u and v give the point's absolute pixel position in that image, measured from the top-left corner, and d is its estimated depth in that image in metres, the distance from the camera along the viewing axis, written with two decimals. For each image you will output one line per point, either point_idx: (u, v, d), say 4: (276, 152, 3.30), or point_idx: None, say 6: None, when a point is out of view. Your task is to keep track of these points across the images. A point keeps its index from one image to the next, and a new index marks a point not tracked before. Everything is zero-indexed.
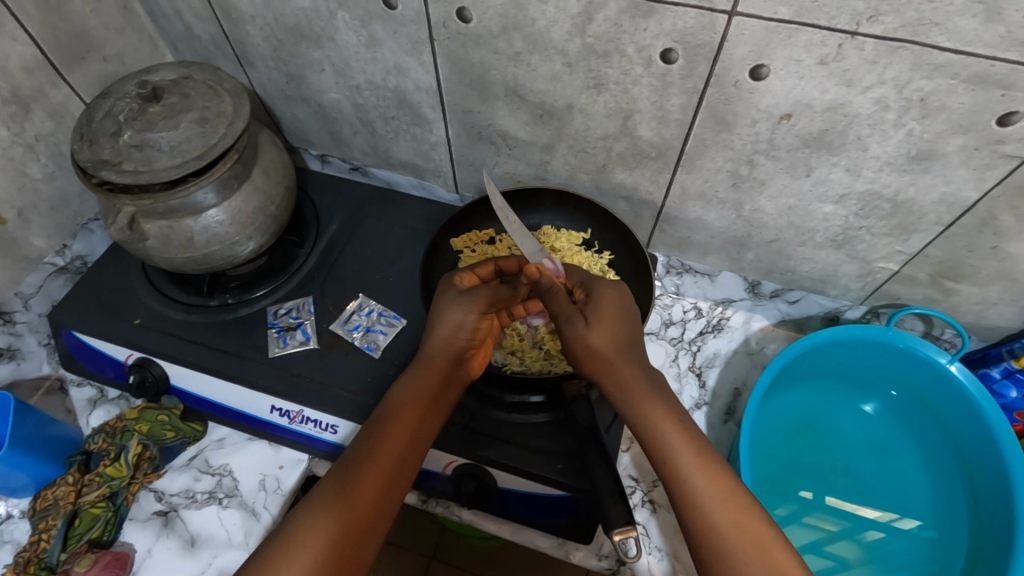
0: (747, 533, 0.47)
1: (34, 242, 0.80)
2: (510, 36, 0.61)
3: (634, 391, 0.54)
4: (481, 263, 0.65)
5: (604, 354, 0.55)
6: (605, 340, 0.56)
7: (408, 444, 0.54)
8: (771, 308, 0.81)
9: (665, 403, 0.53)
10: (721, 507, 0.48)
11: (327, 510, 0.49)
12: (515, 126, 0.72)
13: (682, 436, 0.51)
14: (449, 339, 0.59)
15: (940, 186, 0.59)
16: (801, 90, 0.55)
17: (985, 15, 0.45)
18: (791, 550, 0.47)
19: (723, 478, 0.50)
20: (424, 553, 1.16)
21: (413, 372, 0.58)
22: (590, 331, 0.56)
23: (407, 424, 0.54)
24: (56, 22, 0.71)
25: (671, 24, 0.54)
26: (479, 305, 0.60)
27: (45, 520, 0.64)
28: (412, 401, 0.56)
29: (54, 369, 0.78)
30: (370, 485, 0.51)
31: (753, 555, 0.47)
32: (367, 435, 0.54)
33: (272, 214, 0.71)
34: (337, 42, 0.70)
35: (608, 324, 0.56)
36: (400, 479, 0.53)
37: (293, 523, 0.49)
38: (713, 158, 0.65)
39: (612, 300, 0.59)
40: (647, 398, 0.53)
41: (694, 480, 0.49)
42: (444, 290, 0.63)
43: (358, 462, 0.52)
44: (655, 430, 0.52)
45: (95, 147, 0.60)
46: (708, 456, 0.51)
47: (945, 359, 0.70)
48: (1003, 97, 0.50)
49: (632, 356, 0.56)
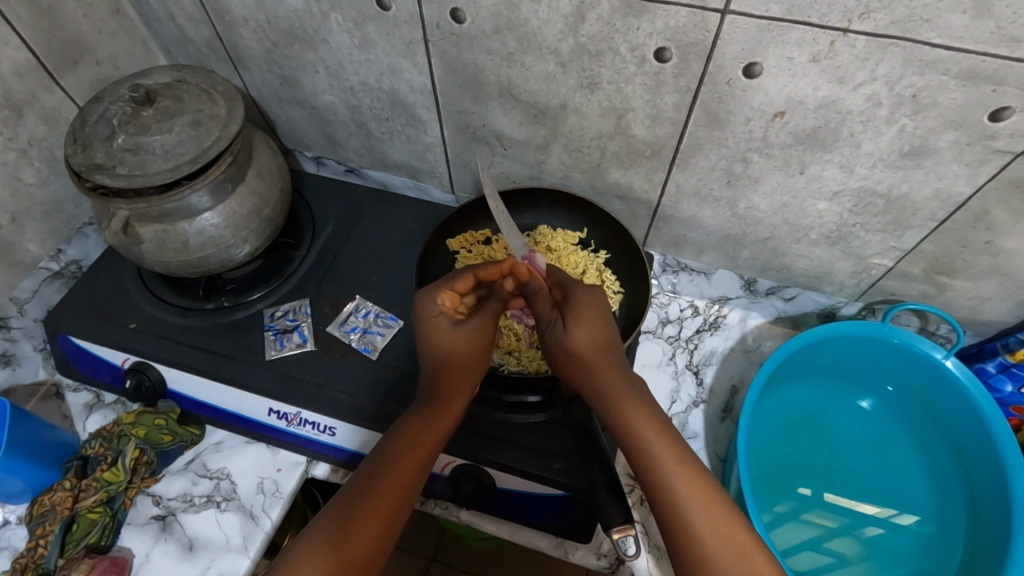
0: (730, 542, 0.47)
1: (28, 247, 0.80)
2: (503, 36, 0.61)
3: (617, 392, 0.54)
4: (458, 275, 0.61)
5: (585, 359, 0.56)
6: (587, 342, 0.56)
7: (414, 479, 0.54)
8: (767, 306, 0.81)
9: (649, 409, 0.54)
10: (706, 514, 0.49)
11: (331, 541, 0.49)
12: (509, 127, 0.72)
13: (665, 444, 0.52)
14: (458, 368, 0.58)
15: (933, 182, 0.59)
16: (794, 88, 0.55)
17: (975, 11, 0.46)
18: (769, 555, 0.48)
19: (708, 487, 0.50)
20: (423, 554, 1.16)
21: (421, 406, 0.58)
22: (572, 333, 0.56)
23: (415, 459, 0.54)
24: (48, 25, 0.70)
25: (663, 23, 0.54)
26: (485, 337, 0.60)
27: (42, 525, 0.64)
28: (421, 436, 0.55)
29: (50, 375, 0.77)
30: (377, 518, 0.51)
31: (735, 564, 0.47)
32: (374, 467, 0.53)
33: (267, 217, 0.70)
34: (330, 43, 0.70)
35: (592, 321, 0.57)
36: (401, 513, 0.52)
37: (290, 557, 0.48)
38: (707, 157, 0.66)
39: (590, 306, 0.58)
40: (632, 402, 0.54)
41: (678, 487, 0.50)
42: (433, 319, 0.59)
43: (366, 492, 0.52)
44: (640, 436, 0.52)
45: (88, 150, 0.60)
46: (691, 464, 0.51)
47: (940, 355, 0.71)
48: (994, 92, 0.50)
49: (615, 363, 0.56)
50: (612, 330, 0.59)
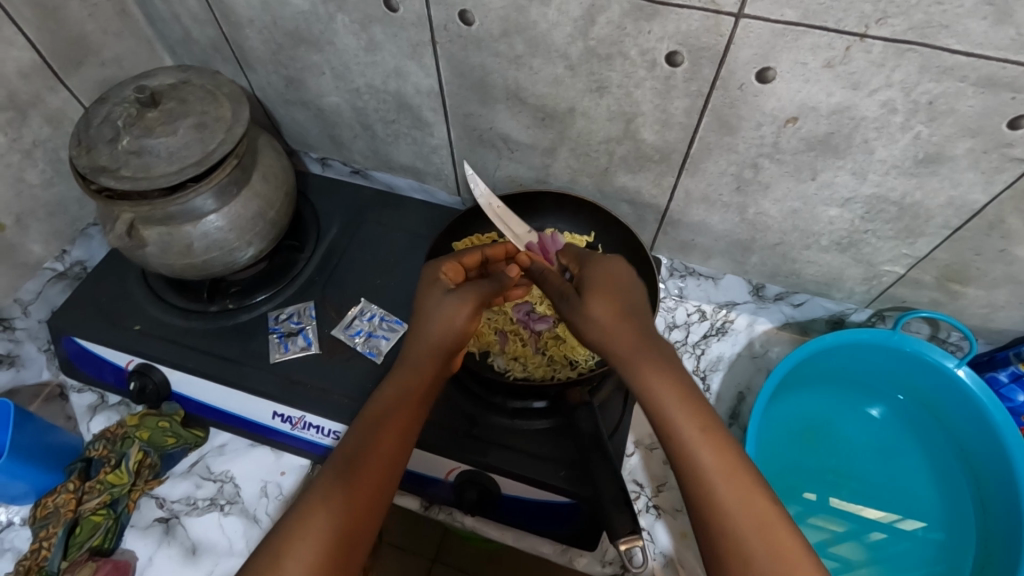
0: (754, 512, 0.46)
1: (32, 248, 0.80)
2: (511, 39, 0.60)
3: (639, 358, 0.50)
4: (467, 253, 0.65)
5: (602, 325, 0.53)
6: (604, 311, 0.53)
7: (397, 446, 0.52)
8: (774, 312, 0.80)
9: (674, 374, 0.49)
10: (730, 483, 0.47)
11: (318, 518, 0.48)
12: (516, 130, 0.71)
13: (693, 413, 0.48)
14: (439, 338, 0.56)
15: (947, 189, 0.58)
16: (807, 94, 0.54)
17: (995, 17, 0.44)
18: (796, 531, 0.46)
19: (738, 460, 0.47)
20: (427, 556, 1.15)
21: (398, 373, 0.56)
22: (587, 303, 0.54)
23: (398, 425, 0.53)
24: (52, 26, 0.70)
25: (675, 27, 0.53)
26: (467, 310, 0.57)
27: (45, 528, 0.64)
28: (399, 406, 0.54)
29: (54, 375, 0.77)
30: (362, 492, 0.50)
31: (759, 535, 0.45)
32: (355, 441, 0.52)
33: (271, 220, 0.70)
34: (336, 45, 0.69)
35: (607, 293, 0.54)
36: (389, 483, 0.52)
37: (285, 527, 0.47)
38: (717, 162, 0.65)
39: (607, 278, 0.56)
40: (656, 368, 0.50)
41: (703, 458, 0.47)
42: (429, 288, 0.60)
43: (349, 469, 0.50)
44: (660, 403, 0.49)
45: (92, 153, 0.59)
46: (717, 433, 0.48)
47: (952, 364, 0.69)
48: (1013, 100, 0.49)
49: (639, 329, 0.52)
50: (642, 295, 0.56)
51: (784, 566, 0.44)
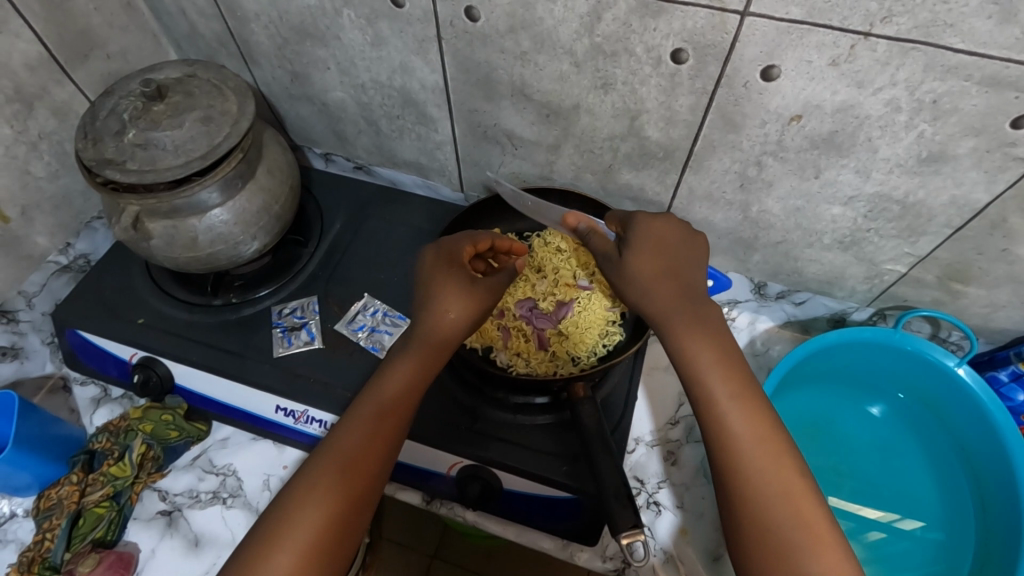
0: (780, 479, 0.47)
1: (37, 241, 0.80)
2: (517, 35, 0.60)
3: (678, 325, 0.52)
4: (480, 235, 0.64)
5: (647, 280, 0.54)
6: (648, 268, 0.54)
7: (398, 428, 0.53)
8: (776, 310, 0.80)
9: (712, 340, 0.52)
10: (757, 449, 0.48)
11: (319, 492, 0.48)
12: (520, 126, 0.72)
13: (724, 378, 0.50)
14: (450, 325, 0.57)
15: (951, 188, 0.58)
16: (811, 92, 0.55)
17: (1000, 16, 0.45)
18: (818, 501, 0.47)
19: (769, 429, 0.49)
20: (427, 552, 1.16)
21: (407, 352, 0.56)
22: (630, 259, 0.55)
23: (401, 407, 0.53)
24: (59, 19, 0.70)
25: (681, 24, 0.54)
26: (481, 304, 0.59)
27: (49, 519, 0.64)
28: (404, 385, 0.54)
29: (57, 368, 0.77)
30: (363, 471, 0.50)
31: (781, 502, 0.46)
32: (360, 417, 0.52)
33: (276, 214, 0.70)
34: (341, 40, 0.69)
35: (650, 249, 0.55)
36: (388, 464, 0.52)
37: (289, 499, 0.48)
38: (721, 159, 0.65)
39: (652, 234, 0.56)
40: (693, 331, 0.52)
41: (731, 422, 0.49)
42: (446, 267, 0.59)
43: (352, 445, 0.50)
44: (692, 368, 0.51)
45: (99, 145, 0.59)
46: (746, 399, 0.50)
47: (952, 362, 0.70)
48: (1017, 99, 0.49)
49: (684, 287, 0.54)
50: (704, 260, 0.57)
51: (804, 533, 0.45)
